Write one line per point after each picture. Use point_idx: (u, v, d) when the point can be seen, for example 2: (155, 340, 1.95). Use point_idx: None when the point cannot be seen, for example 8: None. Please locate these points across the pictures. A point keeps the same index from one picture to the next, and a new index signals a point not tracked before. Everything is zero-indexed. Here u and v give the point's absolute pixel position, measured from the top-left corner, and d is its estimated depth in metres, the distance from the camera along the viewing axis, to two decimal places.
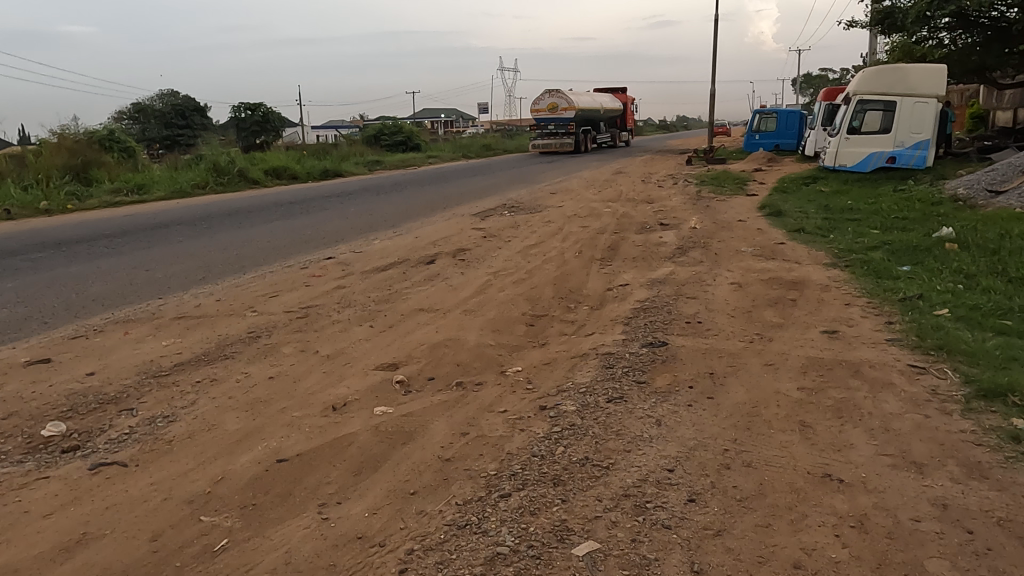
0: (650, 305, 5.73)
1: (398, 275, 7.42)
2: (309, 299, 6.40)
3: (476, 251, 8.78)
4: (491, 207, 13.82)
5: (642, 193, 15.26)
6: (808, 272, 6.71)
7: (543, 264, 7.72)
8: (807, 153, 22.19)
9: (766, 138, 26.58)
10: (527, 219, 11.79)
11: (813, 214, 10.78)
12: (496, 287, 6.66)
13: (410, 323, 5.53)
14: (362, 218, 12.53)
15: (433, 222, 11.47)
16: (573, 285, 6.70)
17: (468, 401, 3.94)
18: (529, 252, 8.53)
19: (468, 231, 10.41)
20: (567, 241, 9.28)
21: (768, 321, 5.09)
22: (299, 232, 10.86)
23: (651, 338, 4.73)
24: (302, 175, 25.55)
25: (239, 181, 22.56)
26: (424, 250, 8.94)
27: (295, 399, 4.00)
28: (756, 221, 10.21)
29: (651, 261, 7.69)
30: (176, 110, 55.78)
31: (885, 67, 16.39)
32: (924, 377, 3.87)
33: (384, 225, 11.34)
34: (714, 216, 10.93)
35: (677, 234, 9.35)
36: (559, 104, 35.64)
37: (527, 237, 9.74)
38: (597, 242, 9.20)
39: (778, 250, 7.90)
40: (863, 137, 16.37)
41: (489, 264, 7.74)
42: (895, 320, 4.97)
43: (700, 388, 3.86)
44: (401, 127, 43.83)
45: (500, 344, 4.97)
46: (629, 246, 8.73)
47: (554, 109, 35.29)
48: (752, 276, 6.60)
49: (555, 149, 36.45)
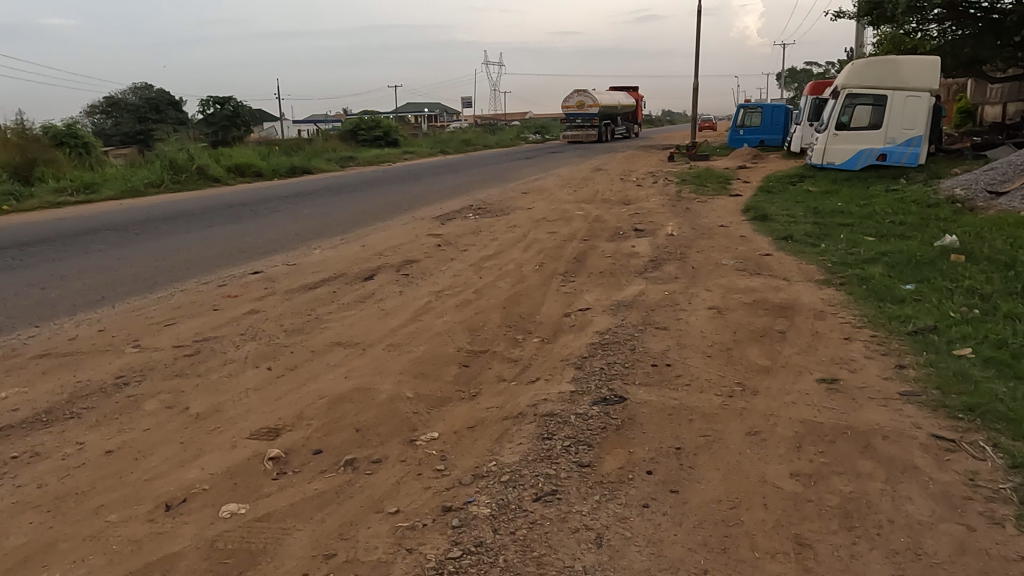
0: (611, 338, 4.77)
1: (327, 295, 6.42)
2: (210, 328, 5.39)
3: (426, 263, 7.79)
4: (456, 208, 12.83)
5: (620, 193, 14.29)
6: (798, 293, 5.79)
7: (497, 281, 6.75)
8: (793, 149, 21.35)
9: (752, 134, 25.73)
10: (491, 223, 10.81)
11: (803, 218, 9.86)
12: (436, 311, 5.69)
13: (318, 364, 4.54)
14: (312, 222, 11.49)
15: (388, 227, 10.47)
16: (526, 309, 5.73)
17: (352, 492, 2.95)
18: (484, 265, 7.56)
19: (423, 238, 9.41)
20: (528, 251, 8.32)
21: (751, 363, 4.15)
22: (236, 240, 9.80)
23: (606, 391, 3.77)
24: (268, 171, 24.40)
25: (198, 179, 21.40)
26: (367, 263, 7.93)
27: (123, 490, 3.00)
28: (739, 226, 9.31)
29: (619, 276, 6.75)
30: (150, 105, 54.29)
31: (874, 59, 15.51)
32: (957, 459, 2.92)
33: (333, 231, 10.33)
34: (693, 220, 10.00)
35: (652, 243, 8.40)
36: (585, 101, 38.09)
37: (485, 246, 8.75)
38: (563, 251, 8.25)
39: (763, 263, 6.98)
40: (852, 133, 15.50)
41: (435, 282, 6.76)
42: (907, 362, 4.04)
43: (661, 474, 2.89)
44: (380, 121, 42.66)
45: (420, 396, 3.99)
46: (597, 257, 7.78)
47: (580, 107, 37.80)
48: (734, 298, 5.66)
49: (583, 141, 39.26)
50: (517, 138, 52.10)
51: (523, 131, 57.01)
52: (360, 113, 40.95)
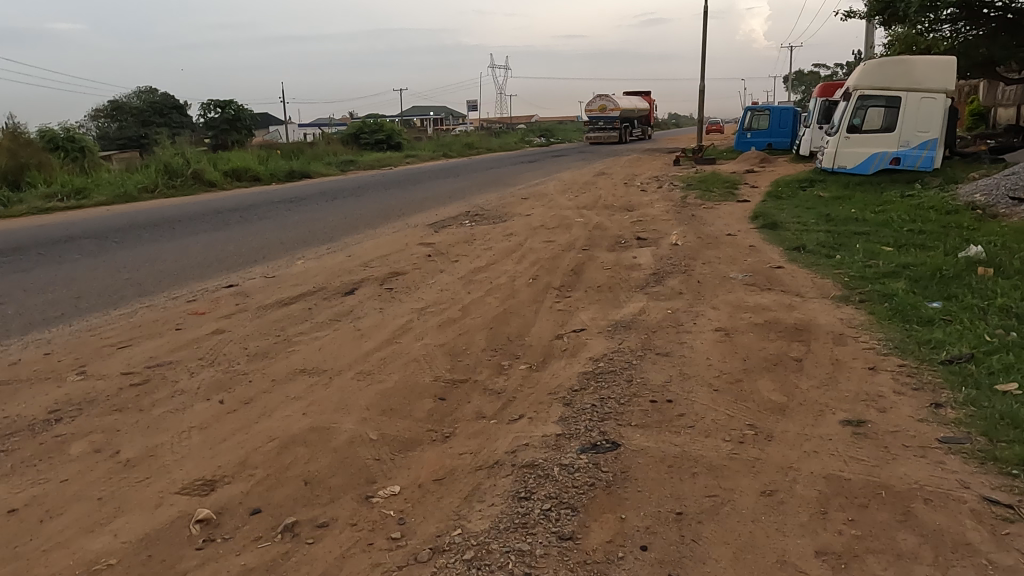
0: (606, 367, 4.26)
1: (301, 312, 5.94)
2: (166, 351, 4.90)
3: (413, 275, 7.31)
4: (451, 215, 12.36)
5: (623, 199, 13.77)
6: (814, 312, 5.28)
7: (486, 296, 6.26)
8: (801, 152, 20.82)
9: (759, 137, 25.20)
10: (486, 231, 10.32)
11: (814, 226, 9.34)
12: (416, 332, 5.20)
13: (277, 396, 4.05)
14: (301, 229, 11.04)
15: (378, 236, 10.00)
16: (514, 329, 5.24)
17: (287, 571, 2.46)
18: (474, 278, 7.07)
19: (413, 247, 8.93)
20: (523, 262, 7.82)
21: (764, 400, 3.63)
22: (216, 249, 9.34)
23: (596, 436, 3.26)
24: (266, 175, 24.00)
25: (193, 183, 20.99)
26: (350, 275, 7.44)
27: (16, 568, 2.52)
28: (747, 235, 8.81)
29: (618, 292, 6.25)
30: (155, 109, 54.06)
31: (887, 58, 14.94)
32: (1016, 534, 2.42)
33: (320, 240, 9.86)
34: (698, 228, 9.49)
35: (654, 253, 7.90)
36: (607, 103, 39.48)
37: (477, 256, 8.27)
38: (559, 262, 7.76)
39: (774, 277, 6.47)
40: (864, 136, 14.96)
41: (419, 298, 6.28)
42: (944, 400, 3.52)
43: (658, 552, 2.39)
44: (383, 125, 42.28)
45: (385, 438, 3.49)
46: (595, 269, 7.27)
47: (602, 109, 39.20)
48: (743, 318, 5.15)
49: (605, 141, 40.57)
50: (521, 142, 51.66)
51: (527, 135, 56.53)
52: (362, 116, 40.57)
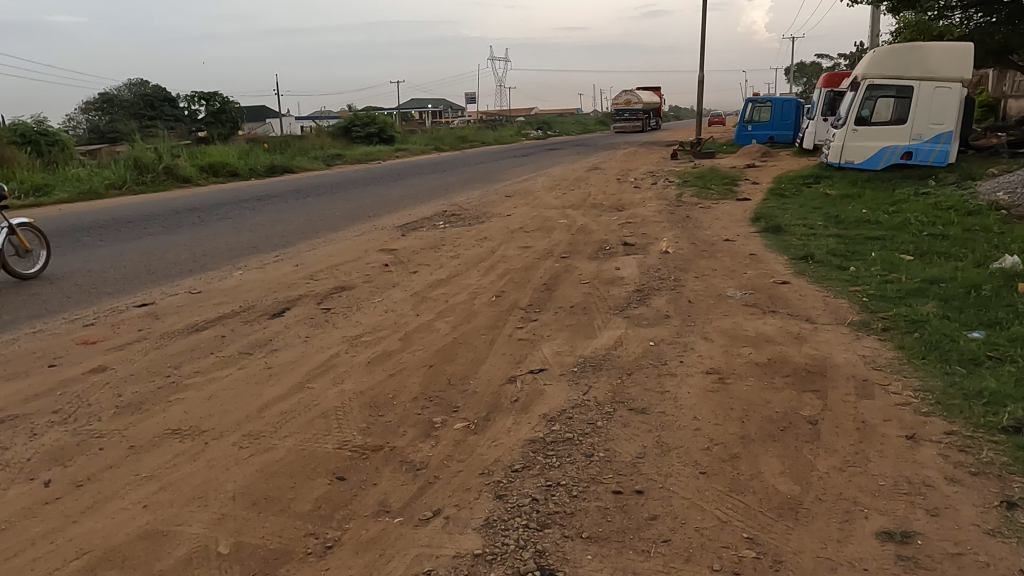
0: (562, 430, 3.27)
1: (211, 340, 4.94)
2: (18, 401, 3.91)
3: (360, 290, 6.33)
4: (425, 215, 11.36)
5: (613, 197, 12.75)
6: (829, 346, 4.29)
7: (437, 319, 5.28)
8: (804, 146, 19.80)
9: (760, 129, 24.15)
10: (458, 235, 9.30)
11: (823, 230, 8.34)
12: (337, 372, 4.21)
13: (123, 475, 3.06)
14: (256, 232, 10.05)
15: (337, 240, 9.01)
16: (460, 367, 4.25)
17: None
18: (430, 294, 6.08)
19: (371, 255, 7.94)
20: (491, 274, 6.83)
21: (767, 492, 2.65)
22: (154, 256, 8.36)
23: (528, 563, 2.31)
24: (245, 170, 22.93)
25: (165, 179, 19.96)
26: (288, 289, 6.45)
27: None
28: (747, 240, 7.82)
29: (593, 314, 5.26)
30: (146, 101, 53.01)
31: (899, 45, 13.97)
32: None
33: (272, 245, 8.86)
34: (692, 231, 8.49)
35: (640, 263, 6.90)
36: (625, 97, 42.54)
37: (440, 267, 7.29)
38: (532, 274, 6.77)
39: (779, 297, 5.46)
40: (873, 129, 13.93)
41: (357, 322, 5.28)
42: (1019, 498, 2.53)
43: None
44: (375, 117, 41.20)
45: (241, 551, 2.51)
46: (570, 283, 6.29)
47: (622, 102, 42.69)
48: (742, 356, 4.15)
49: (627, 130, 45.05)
50: (517, 135, 50.43)
51: (523, 128, 55.22)
52: (352, 109, 39.39)
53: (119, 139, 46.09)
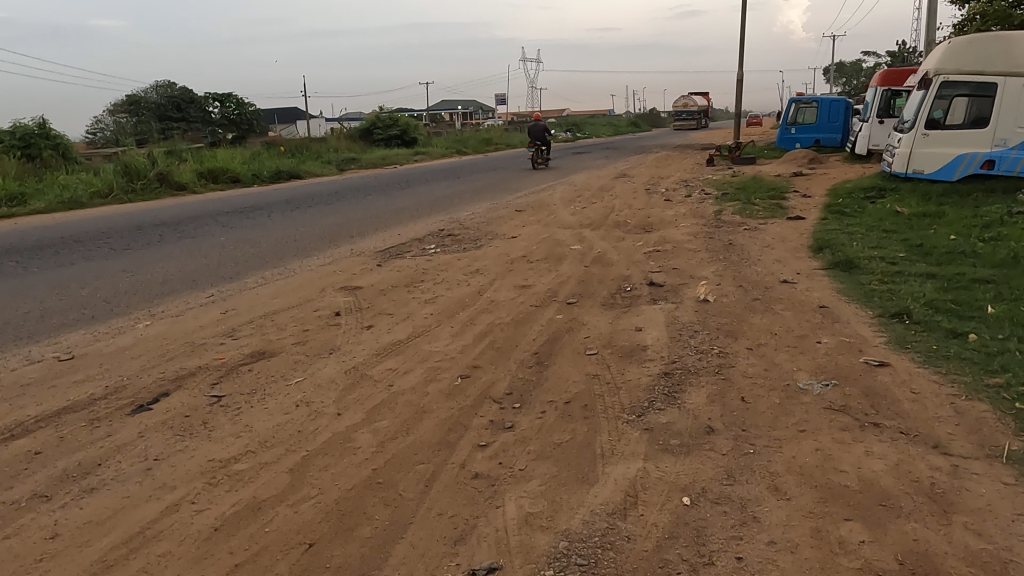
0: None
1: (12, 462, 3.28)
2: None
3: (283, 359, 4.64)
4: (416, 236, 9.70)
5: (639, 213, 10.94)
6: (1000, 527, 2.46)
7: (363, 425, 3.54)
8: (857, 151, 17.75)
9: (804, 132, 22.07)
10: (445, 266, 7.58)
11: (908, 266, 6.47)
12: (151, 559, 2.50)
13: None
14: (210, 257, 8.46)
15: (295, 273, 7.36)
16: (363, 549, 2.53)
17: None
18: (374, 368, 4.37)
19: (326, 297, 6.27)
20: (468, 332, 5.09)
21: None
22: (66, 291, 6.75)
23: None
24: (247, 176, 21.51)
25: (157, 186, 18.56)
26: (190, 355, 4.77)
27: None
28: (810, 282, 6.00)
29: (599, 421, 3.50)
30: (173, 102, 51.71)
31: (978, 35, 11.99)
32: None
33: (216, 278, 7.26)
34: (737, 266, 6.67)
35: (670, 319, 5.12)
36: None
37: (407, 317, 5.59)
38: (523, 333, 5.04)
39: (880, 393, 3.62)
40: (947, 133, 11.89)
41: (249, 425, 3.58)
42: None
43: None
44: (397, 118, 39.71)
45: None
46: (571, 353, 4.53)
47: None
48: (848, 550, 2.35)
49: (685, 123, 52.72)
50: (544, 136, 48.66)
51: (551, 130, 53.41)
52: (373, 111, 38.01)
53: (140, 141, 45.24)
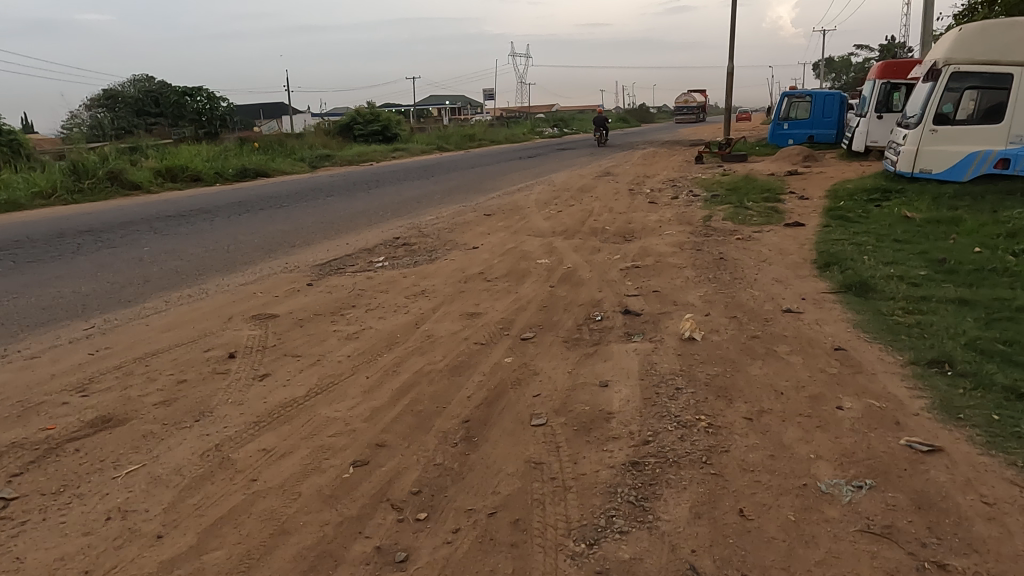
0: None
1: None
2: None
3: (129, 431, 3.48)
4: (366, 246, 8.56)
5: (620, 218, 9.83)
6: None
7: (185, 561, 2.42)
8: (854, 148, 16.70)
9: (798, 128, 21.02)
10: (386, 285, 6.44)
11: (935, 289, 5.37)
12: None
13: None
14: (120, 274, 7.28)
15: (205, 296, 6.19)
16: None
17: None
18: (243, 449, 3.23)
19: (227, 332, 5.10)
20: (385, 386, 3.95)
21: None
22: None
23: None
24: (209, 174, 20.23)
25: (107, 186, 17.25)
26: (10, 424, 3.60)
27: None
28: (820, 312, 4.91)
29: (532, 554, 2.39)
30: (149, 96, 49.95)
31: (994, 21, 10.89)
32: None
33: (110, 303, 6.08)
34: (730, 288, 5.57)
35: (647, 366, 4.01)
36: None
37: (317, 361, 4.44)
38: (457, 388, 3.91)
39: (937, 503, 2.53)
40: (958, 129, 10.81)
41: (19, 561, 2.44)
42: None
43: None
44: (379, 114, 38.41)
45: None
46: (511, 423, 3.40)
47: None
48: None
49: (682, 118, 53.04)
50: (530, 132, 47.49)
51: (539, 126, 52.34)
52: (353, 106, 36.71)
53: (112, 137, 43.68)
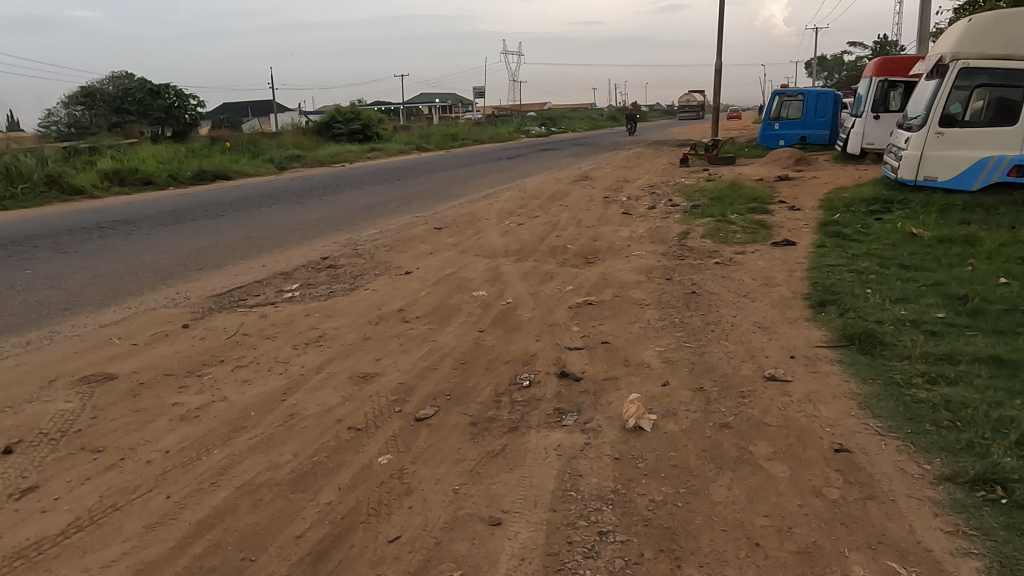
0: None
1: None
2: None
3: None
4: (284, 269, 7.32)
5: (586, 233, 8.62)
6: None
7: None
8: (849, 151, 15.53)
9: (789, 128, 19.84)
10: (279, 327, 5.20)
11: (961, 342, 4.17)
12: None
13: None
14: None
15: (47, 344, 4.95)
16: None
17: None
18: None
19: (31, 405, 3.85)
20: (183, 513, 2.71)
21: None
22: None
23: None
24: (162, 177, 18.91)
25: (43, 191, 15.92)
26: None
27: None
28: (812, 381, 3.70)
29: None
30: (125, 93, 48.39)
31: (1006, 13, 9.72)
32: None
33: None
34: (699, 340, 4.36)
35: (566, 482, 2.79)
36: None
37: (118, 460, 3.19)
38: (287, 518, 2.68)
39: None
40: (967, 132, 9.62)
41: None
42: None
43: None
44: (359, 112, 37.08)
45: None
46: None
47: None
48: None
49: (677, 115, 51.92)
50: (516, 132, 46.17)
51: (528, 124, 51.06)
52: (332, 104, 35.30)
53: None
